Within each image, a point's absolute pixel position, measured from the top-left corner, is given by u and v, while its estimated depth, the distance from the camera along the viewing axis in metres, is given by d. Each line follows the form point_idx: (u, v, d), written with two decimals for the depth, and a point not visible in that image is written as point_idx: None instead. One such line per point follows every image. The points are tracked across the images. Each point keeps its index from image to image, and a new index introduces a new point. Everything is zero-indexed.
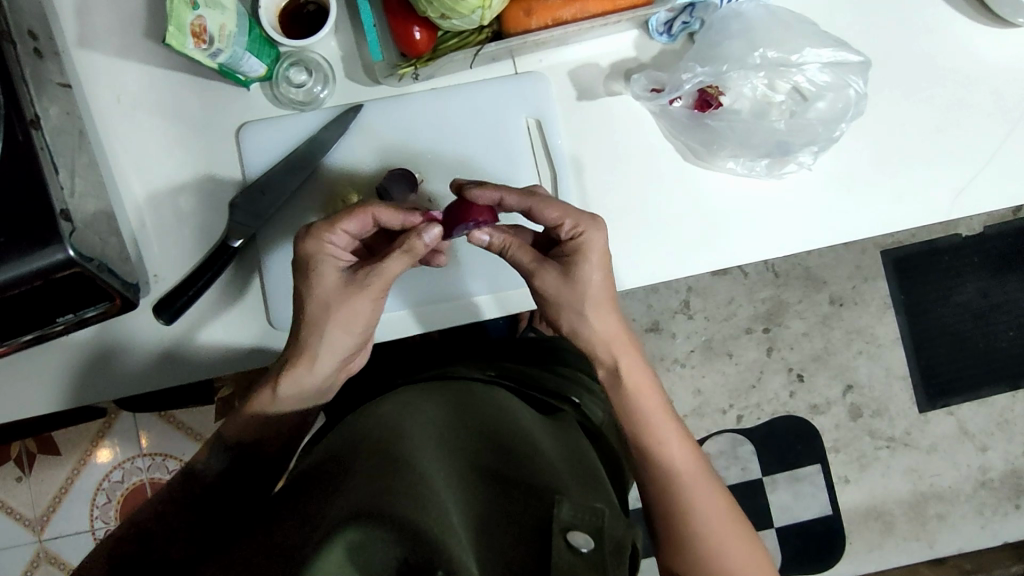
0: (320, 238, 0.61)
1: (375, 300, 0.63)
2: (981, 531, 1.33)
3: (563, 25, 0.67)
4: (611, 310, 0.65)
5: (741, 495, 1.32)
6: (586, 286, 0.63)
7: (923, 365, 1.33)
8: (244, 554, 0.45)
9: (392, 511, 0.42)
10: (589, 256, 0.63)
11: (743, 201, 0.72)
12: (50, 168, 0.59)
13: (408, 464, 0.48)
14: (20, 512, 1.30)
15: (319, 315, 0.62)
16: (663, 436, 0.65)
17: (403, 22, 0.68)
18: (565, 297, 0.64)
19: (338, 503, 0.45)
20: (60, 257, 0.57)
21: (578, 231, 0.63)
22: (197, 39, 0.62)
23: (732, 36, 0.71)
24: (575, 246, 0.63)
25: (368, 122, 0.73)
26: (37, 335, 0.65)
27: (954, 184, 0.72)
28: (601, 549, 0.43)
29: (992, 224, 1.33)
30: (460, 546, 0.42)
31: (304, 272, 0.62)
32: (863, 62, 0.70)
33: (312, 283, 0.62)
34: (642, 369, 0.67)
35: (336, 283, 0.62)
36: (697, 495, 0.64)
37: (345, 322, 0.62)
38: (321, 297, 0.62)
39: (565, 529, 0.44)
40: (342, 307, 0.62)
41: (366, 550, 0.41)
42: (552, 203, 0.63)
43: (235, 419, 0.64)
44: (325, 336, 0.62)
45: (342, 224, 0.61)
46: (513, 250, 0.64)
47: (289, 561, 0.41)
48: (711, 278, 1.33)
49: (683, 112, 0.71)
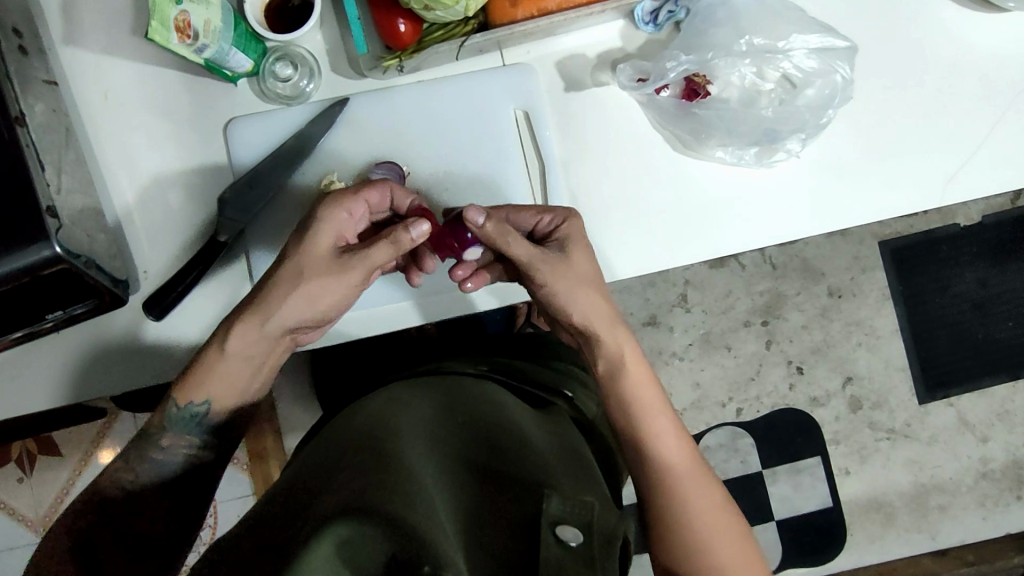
0: (340, 201, 0.63)
1: (348, 283, 0.63)
2: (984, 523, 1.33)
3: (548, 15, 0.67)
4: (597, 289, 0.66)
5: (741, 488, 1.32)
6: (582, 268, 0.66)
7: (922, 355, 1.33)
8: (233, 553, 0.45)
9: (379, 506, 0.42)
10: (577, 242, 0.66)
11: (733, 188, 0.72)
12: (36, 165, 0.59)
13: (397, 461, 0.47)
14: (22, 513, 1.31)
15: (297, 274, 0.62)
16: (659, 427, 0.64)
17: (387, 14, 0.68)
18: (561, 276, 0.65)
19: (326, 499, 0.44)
20: (47, 253, 0.58)
21: (561, 221, 0.67)
22: (182, 34, 0.62)
23: (719, 24, 0.71)
24: (562, 234, 0.67)
25: (355, 114, 0.73)
26: (28, 332, 0.66)
27: (945, 171, 0.72)
28: (591, 543, 0.42)
29: (991, 213, 1.33)
30: (449, 541, 0.41)
31: (306, 222, 0.62)
32: (850, 48, 0.70)
33: (308, 236, 0.62)
34: (641, 359, 0.67)
35: (327, 253, 0.62)
36: (690, 487, 0.62)
37: (312, 291, 0.62)
38: (308, 255, 0.62)
39: (555, 522, 0.43)
40: (315, 276, 0.61)
41: (354, 545, 0.40)
42: (531, 205, 0.68)
43: (189, 372, 0.64)
44: (286, 294, 0.62)
45: (364, 192, 0.64)
46: (510, 235, 0.62)
47: (278, 558, 0.41)
48: (709, 270, 1.32)
49: (670, 101, 0.71)
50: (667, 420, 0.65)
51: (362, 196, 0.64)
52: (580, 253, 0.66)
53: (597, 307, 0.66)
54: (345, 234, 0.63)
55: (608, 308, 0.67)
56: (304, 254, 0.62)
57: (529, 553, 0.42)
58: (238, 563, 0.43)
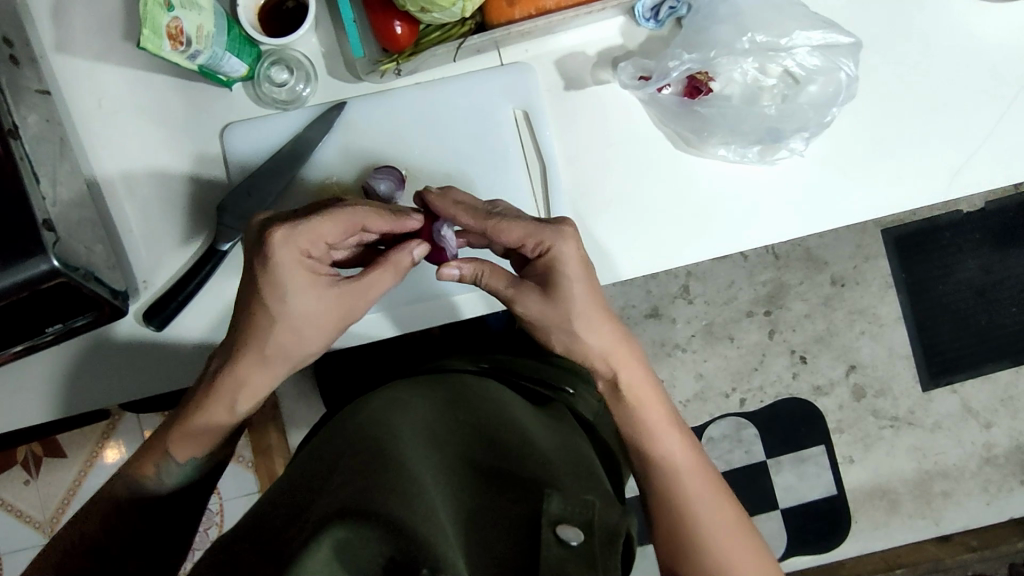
0: (295, 246, 0.57)
1: (328, 305, 0.60)
2: (987, 507, 1.33)
3: (546, 14, 0.66)
4: (606, 323, 0.64)
5: (744, 477, 1.32)
6: (573, 301, 0.62)
7: (925, 343, 1.32)
8: (228, 554, 0.42)
9: (379, 508, 0.39)
10: (565, 272, 0.61)
11: (735, 182, 0.71)
12: (31, 177, 0.58)
13: (397, 460, 0.45)
14: (29, 514, 1.31)
15: (278, 331, 0.60)
16: (667, 449, 0.64)
17: (383, 16, 0.67)
18: (550, 317, 0.63)
19: (325, 500, 0.42)
20: (44, 267, 0.57)
21: (544, 247, 0.61)
22: (174, 41, 0.61)
23: (720, 21, 0.70)
24: (546, 263, 0.61)
25: (353, 117, 0.72)
26: (28, 345, 0.65)
27: (950, 164, 0.71)
28: (592, 541, 0.39)
29: (993, 199, 1.32)
30: (450, 545, 0.39)
31: (268, 261, 0.57)
32: (855, 43, 0.68)
33: (275, 274, 0.57)
34: (646, 379, 0.66)
35: (298, 281, 0.58)
36: (702, 510, 0.61)
37: (295, 343, 0.61)
38: (280, 288, 0.58)
39: (556, 522, 0.41)
40: (297, 301, 0.59)
41: (354, 548, 0.38)
42: (511, 225, 0.61)
43: (177, 426, 0.61)
44: (288, 352, 0.61)
45: (318, 225, 0.57)
46: (486, 277, 0.63)
47: (276, 561, 0.38)
48: (711, 262, 1.31)
49: (672, 99, 0.70)
50: (677, 440, 0.64)
51: (318, 233, 0.57)
52: (569, 288, 0.62)
53: (607, 336, 0.65)
54: (312, 264, 0.59)
55: (614, 335, 0.65)
56: (278, 309, 0.59)
57: (529, 555, 0.40)
58: (232, 564, 0.41)
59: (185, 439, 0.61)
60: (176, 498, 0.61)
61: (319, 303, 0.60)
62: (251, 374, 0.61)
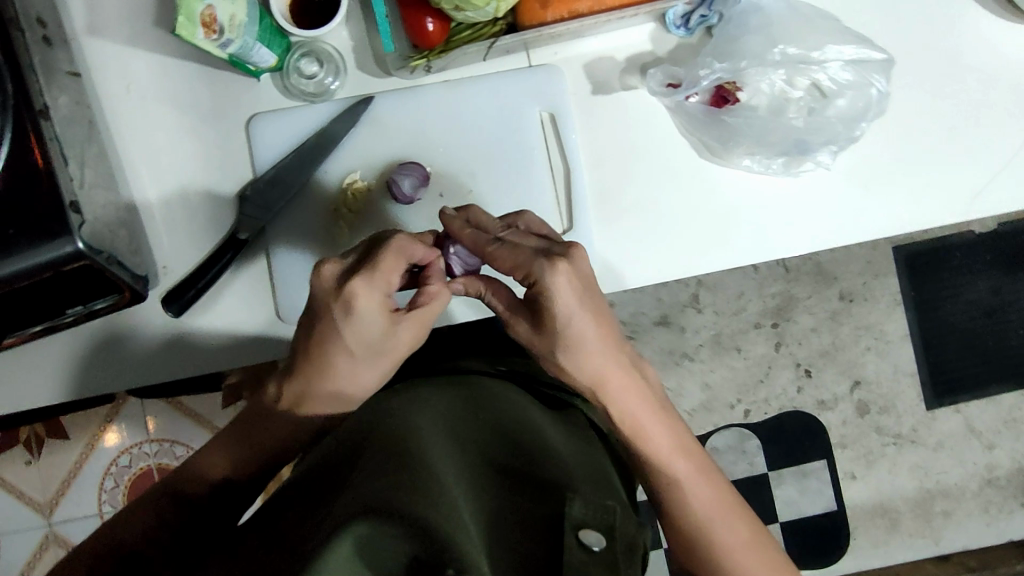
0: (376, 288, 0.54)
1: (410, 336, 0.58)
2: (987, 529, 1.33)
3: (579, 17, 0.66)
4: (613, 355, 0.58)
5: (746, 489, 1.32)
6: (574, 334, 0.56)
7: (932, 362, 1.32)
8: (248, 552, 0.42)
9: (402, 505, 0.39)
10: (553, 305, 0.55)
11: (759, 194, 0.71)
12: (60, 159, 0.58)
13: (419, 457, 0.45)
14: (29, 495, 1.31)
15: (357, 366, 0.57)
16: (677, 474, 0.61)
17: (416, 14, 0.67)
18: (538, 345, 0.59)
19: (348, 496, 0.42)
20: (69, 249, 0.57)
21: (533, 280, 0.55)
22: (207, 29, 0.61)
23: (752, 31, 0.70)
24: (535, 295, 0.56)
25: (380, 112, 0.73)
26: (47, 326, 0.66)
27: (973, 185, 0.71)
28: (614, 547, 0.39)
29: (1006, 221, 1.32)
30: (473, 544, 0.38)
31: (344, 303, 0.54)
32: (887, 60, 0.69)
33: (353, 317, 0.54)
34: (652, 408, 0.61)
35: (377, 320, 0.55)
36: (717, 525, 0.61)
37: (364, 373, 0.58)
38: (359, 328, 0.55)
39: (578, 526, 0.40)
40: (381, 337, 0.56)
41: (378, 546, 0.38)
42: (503, 254, 0.58)
43: (238, 435, 0.63)
44: (349, 389, 0.59)
45: (392, 266, 0.54)
46: (488, 295, 0.62)
47: (297, 557, 0.38)
48: (720, 271, 1.32)
49: (699, 107, 0.70)
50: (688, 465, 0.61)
51: (392, 272, 0.54)
52: (563, 324, 0.56)
53: (600, 368, 0.58)
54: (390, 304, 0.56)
55: (621, 364, 0.59)
56: (356, 351, 0.56)
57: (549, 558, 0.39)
58: (252, 562, 0.41)
59: (241, 449, 0.62)
60: (218, 494, 0.62)
61: (394, 339, 0.57)
62: (314, 391, 0.58)
